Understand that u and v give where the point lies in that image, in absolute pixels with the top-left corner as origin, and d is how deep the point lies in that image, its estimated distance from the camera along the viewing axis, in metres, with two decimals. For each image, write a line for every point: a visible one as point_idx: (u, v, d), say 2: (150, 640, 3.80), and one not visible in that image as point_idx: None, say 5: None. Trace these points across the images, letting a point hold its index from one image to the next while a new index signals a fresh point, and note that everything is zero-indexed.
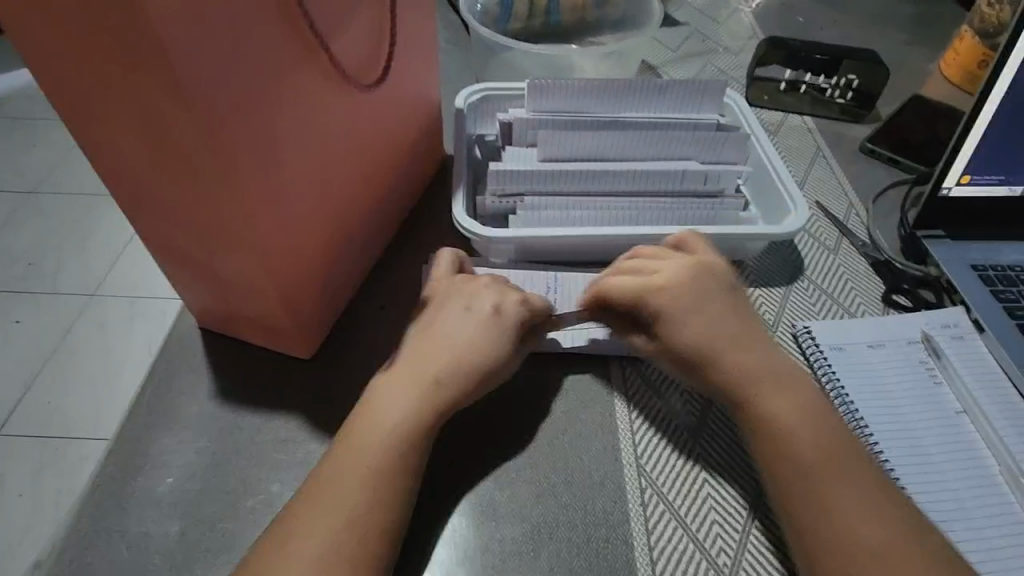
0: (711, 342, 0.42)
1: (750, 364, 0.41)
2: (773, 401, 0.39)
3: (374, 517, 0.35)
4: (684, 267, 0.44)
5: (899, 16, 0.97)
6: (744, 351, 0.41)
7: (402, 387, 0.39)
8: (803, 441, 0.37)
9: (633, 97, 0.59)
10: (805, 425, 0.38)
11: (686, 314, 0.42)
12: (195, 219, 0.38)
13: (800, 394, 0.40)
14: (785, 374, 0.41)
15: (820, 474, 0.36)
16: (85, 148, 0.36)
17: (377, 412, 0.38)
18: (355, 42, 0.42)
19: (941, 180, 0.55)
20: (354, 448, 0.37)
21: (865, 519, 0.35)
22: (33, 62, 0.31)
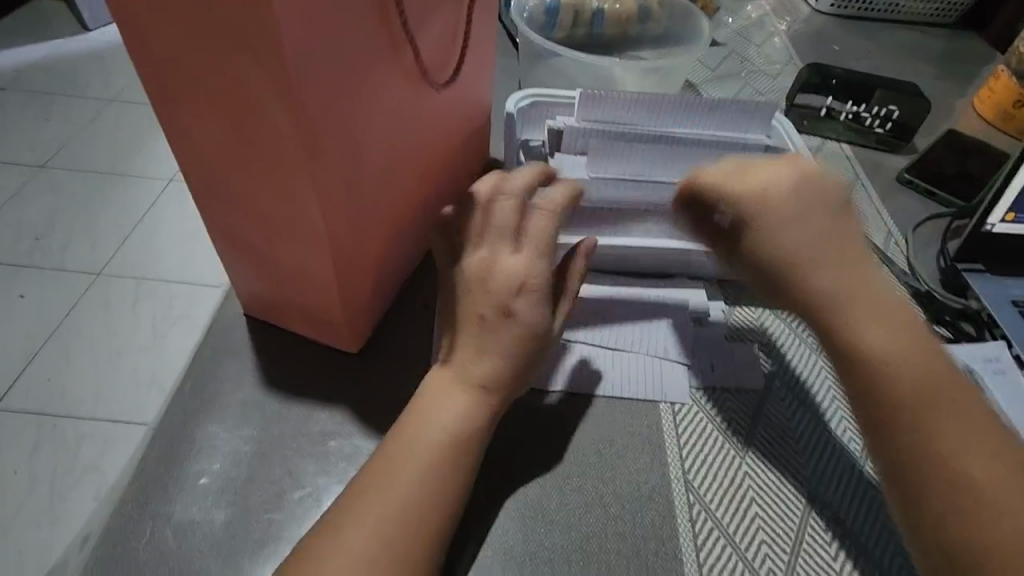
0: (804, 246, 0.37)
1: (853, 290, 0.36)
2: (867, 323, 0.35)
3: (415, 520, 0.34)
4: (780, 178, 0.39)
5: (931, 51, 0.98)
6: (830, 266, 0.37)
7: (443, 394, 0.39)
8: (909, 381, 0.33)
9: (684, 113, 0.59)
10: (908, 360, 0.34)
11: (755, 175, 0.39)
12: (266, 205, 0.38)
13: (885, 332, 0.35)
14: (879, 295, 0.36)
15: (963, 433, 0.32)
16: (165, 124, 0.36)
17: (433, 414, 0.38)
18: (433, 41, 0.43)
19: (985, 215, 0.56)
20: (403, 449, 0.37)
21: (982, 454, 0.31)
22: (134, 34, 0.31)
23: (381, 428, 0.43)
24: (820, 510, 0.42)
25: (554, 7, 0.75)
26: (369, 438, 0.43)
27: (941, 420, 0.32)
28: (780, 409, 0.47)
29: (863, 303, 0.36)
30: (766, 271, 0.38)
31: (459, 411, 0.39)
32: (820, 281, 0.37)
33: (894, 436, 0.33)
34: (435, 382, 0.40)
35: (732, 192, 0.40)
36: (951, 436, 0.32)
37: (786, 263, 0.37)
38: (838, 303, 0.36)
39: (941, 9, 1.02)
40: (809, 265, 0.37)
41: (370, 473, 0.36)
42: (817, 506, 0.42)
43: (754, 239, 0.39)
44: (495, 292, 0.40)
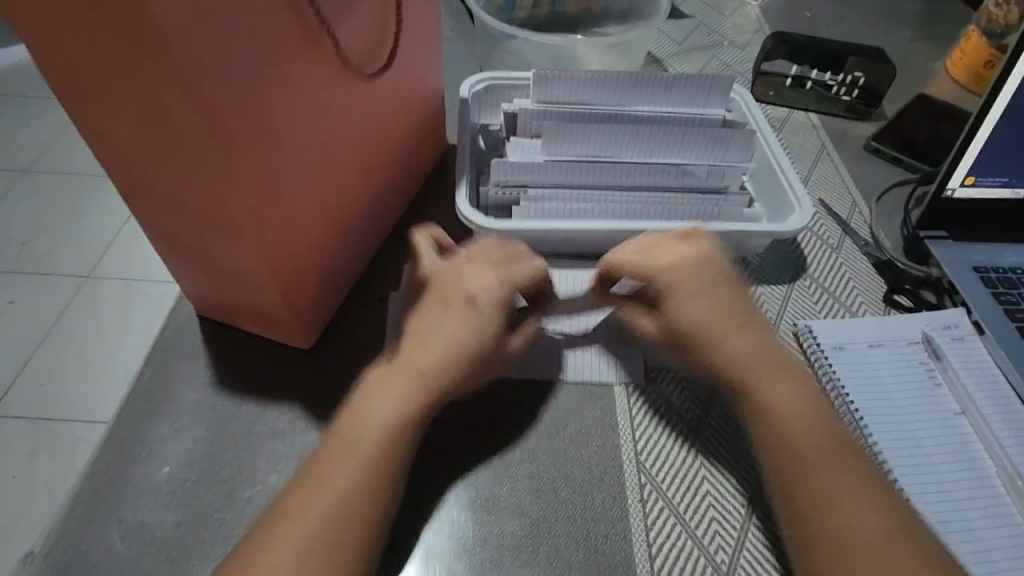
0: (710, 325, 0.42)
1: (706, 329, 0.42)
2: (736, 345, 0.42)
3: (349, 519, 0.35)
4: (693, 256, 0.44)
5: (906, 12, 0.96)
6: (745, 337, 0.42)
7: (389, 387, 0.39)
8: (811, 433, 0.38)
9: (638, 91, 0.58)
10: (807, 420, 0.39)
11: (693, 290, 0.43)
12: (195, 206, 0.37)
13: (787, 400, 0.40)
14: (773, 358, 0.42)
15: (815, 462, 0.37)
16: (82, 131, 0.35)
17: (369, 405, 0.38)
18: (358, 30, 0.42)
19: (946, 180, 0.55)
20: (349, 444, 0.37)
21: (863, 509, 0.35)
22: (32, 42, 0.30)
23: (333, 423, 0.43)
24: None
25: None
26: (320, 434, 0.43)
27: (832, 476, 0.37)
28: None
29: (754, 356, 0.42)
30: (676, 337, 0.43)
31: (402, 402, 0.38)
32: (726, 346, 0.42)
33: (794, 479, 0.37)
34: (377, 376, 0.40)
35: (656, 266, 0.44)
36: (840, 494, 0.36)
37: (695, 333, 0.42)
38: (706, 331, 0.42)
39: None
40: (726, 340, 0.42)
41: (316, 468, 0.36)
42: None
43: (667, 315, 0.43)
44: (453, 299, 0.42)
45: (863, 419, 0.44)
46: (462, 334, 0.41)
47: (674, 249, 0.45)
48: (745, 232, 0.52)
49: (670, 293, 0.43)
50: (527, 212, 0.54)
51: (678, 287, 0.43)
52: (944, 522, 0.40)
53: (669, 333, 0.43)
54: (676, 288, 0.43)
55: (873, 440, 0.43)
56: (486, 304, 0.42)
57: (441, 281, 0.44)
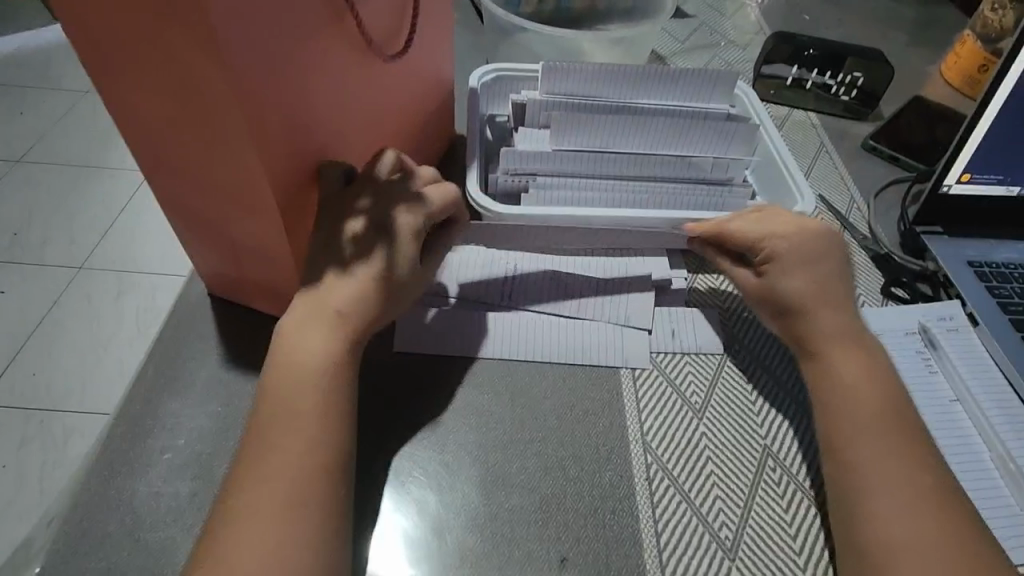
0: (811, 300, 0.45)
1: (801, 300, 0.45)
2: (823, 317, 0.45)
3: (315, 460, 0.36)
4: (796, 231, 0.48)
5: (902, 18, 0.98)
6: (829, 310, 0.45)
7: (307, 326, 0.40)
8: (863, 401, 0.41)
9: (646, 84, 0.59)
10: (863, 391, 0.42)
11: (797, 267, 0.46)
12: (217, 181, 0.38)
13: (872, 381, 0.42)
14: (851, 333, 0.45)
15: (869, 426, 0.40)
16: (109, 101, 0.36)
17: (293, 345, 0.39)
18: (378, 12, 0.42)
19: (942, 177, 0.57)
20: (286, 391, 0.38)
21: (895, 462, 0.39)
22: (66, 8, 0.31)
23: None
24: (773, 466, 0.43)
25: None
26: None
27: (873, 442, 0.39)
28: (739, 370, 0.48)
29: (839, 333, 0.44)
30: (769, 298, 0.47)
31: (328, 340, 0.39)
32: (816, 321, 0.45)
33: (840, 440, 0.40)
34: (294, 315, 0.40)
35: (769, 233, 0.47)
36: (882, 469, 0.38)
37: (794, 303, 0.45)
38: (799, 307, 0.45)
39: None
40: (816, 313, 0.45)
41: (267, 422, 0.37)
42: (771, 462, 0.43)
43: (768, 276, 0.47)
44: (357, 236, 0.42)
45: None
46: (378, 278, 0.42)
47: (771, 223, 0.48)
48: None
49: (778, 258, 0.47)
50: (536, 199, 0.55)
51: (780, 249, 0.47)
52: None
53: (765, 293, 0.47)
54: (782, 254, 0.47)
55: None
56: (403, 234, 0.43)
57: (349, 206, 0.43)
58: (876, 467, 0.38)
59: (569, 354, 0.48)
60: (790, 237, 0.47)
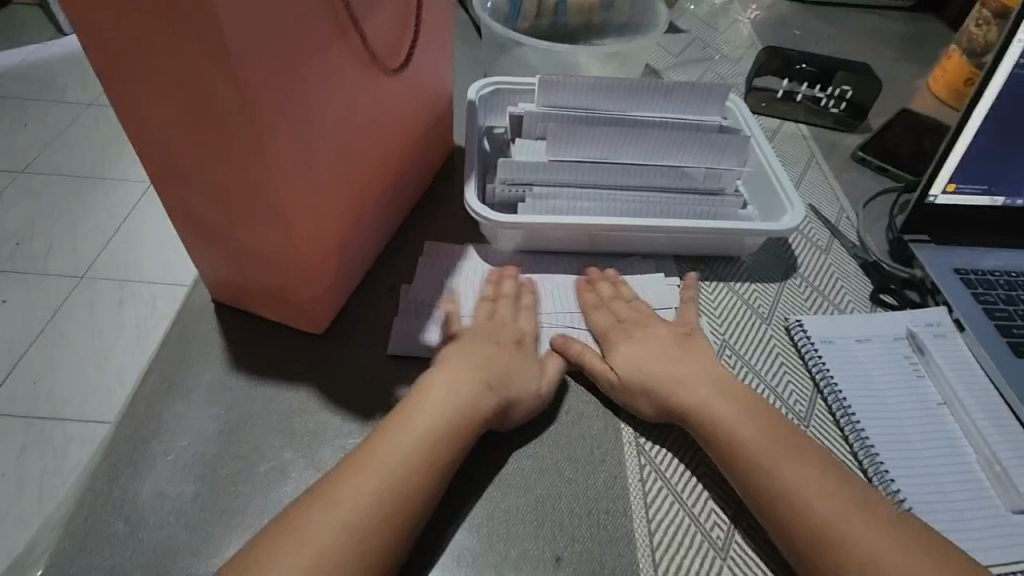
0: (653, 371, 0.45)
1: (669, 369, 0.45)
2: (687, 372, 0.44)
3: (388, 507, 0.36)
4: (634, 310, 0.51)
5: (890, 33, 1.00)
6: (688, 365, 0.45)
7: (454, 385, 0.41)
8: (751, 438, 0.41)
9: (639, 97, 0.60)
10: (750, 425, 0.41)
11: (636, 339, 0.47)
12: (224, 190, 0.39)
13: (731, 407, 0.42)
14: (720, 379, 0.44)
15: (780, 463, 0.39)
16: (120, 111, 0.37)
17: (424, 402, 0.40)
18: (382, 27, 0.44)
19: (929, 187, 0.58)
20: (392, 436, 0.39)
21: (820, 494, 0.38)
22: (84, 23, 0.32)
23: (346, 404, 0.45)
24: None
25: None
26: (334, 414, 0.44)
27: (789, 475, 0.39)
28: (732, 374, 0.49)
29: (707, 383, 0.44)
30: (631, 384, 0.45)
31: (451, 396, 0.41)
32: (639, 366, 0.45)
33: (762, 481, 0.39)
34: (440, 376, 0.42)
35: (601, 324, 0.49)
36: (797, 480, 0.38)
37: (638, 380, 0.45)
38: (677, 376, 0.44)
39: None
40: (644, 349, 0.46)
41: (359, 453, 0.38)
42: None
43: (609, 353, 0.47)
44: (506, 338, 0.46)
45: (851, 408, 0.47)
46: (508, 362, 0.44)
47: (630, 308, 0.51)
48: (740, 230, 0.55)
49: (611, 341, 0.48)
50: (532, 208, 0.56)
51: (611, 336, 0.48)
52: (928, 503, 0.42)
53: (621, 380, 0.45)
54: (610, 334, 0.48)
55: (858, 423, 0.46)
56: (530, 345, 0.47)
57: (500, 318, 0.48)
58: (800, 495, 0.38)
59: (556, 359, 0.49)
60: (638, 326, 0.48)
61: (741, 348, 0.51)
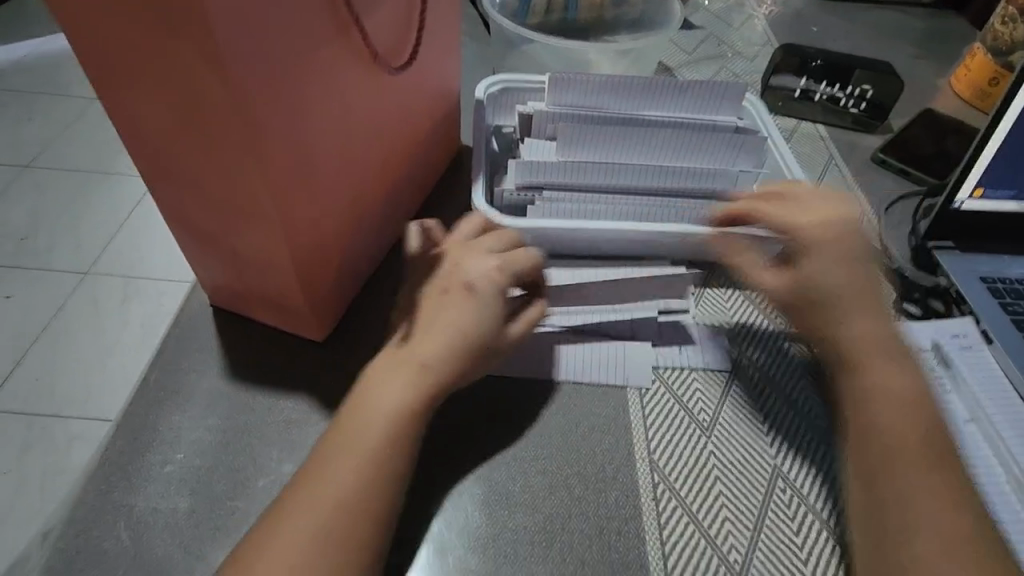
0: (841, 289, 0.45)
1: (852, 305, 0.45)
2: (858, 324, 0.44)
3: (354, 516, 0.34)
4: (821, 221, 0.48)
5: (910, 30, 0.98)
6: (865, 315, 0.44)
7: (391, 371, 0.39)
8: (904, 418, 0.40)
9: (652, 96, 0.58)
10: (908, 406, 0.40)
11: (834, 258, 0.46)
12: (223, 195, 0.38)
13: (899, 376, 0.42)
14: (885, 346, 0.43)
15: (904, 450, 0.38)
16: (113, 114, 0.35)
17: (374, 394, 0.38)
18: (384, 24, 0.42)
19: (954, 192, 0.56)
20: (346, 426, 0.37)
21: (932, 486, 0.37)
22: (71, 24, 0.31)
23: None
24: (784, 487, 0.42)
25: None
26: None
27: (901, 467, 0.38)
28: (746, 387, 0.47)
29: (869, 340, 0.43)
30: (804, 291, 0.46)
31: (403, 389, 0.38)
32: (830, 272, 0.46)
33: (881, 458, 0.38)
34: (383, 368, 0.40)
35: (798, 220, 0.48)
36: (913, 476, 0.37)
37: (859, 350, 0.43)
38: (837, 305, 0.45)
39: None
40: (846, 296, 0.45)
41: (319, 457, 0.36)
42: (780, 483, 0.42)
43: (803, 268, 0.47)
44: (453, 288, 0.42)
45: None
46: (459, 323, 0.41)
47: (814, 200, 0.50)
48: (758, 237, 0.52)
49: (809, 246, 0.47)
50: (543, 212, 0.54)
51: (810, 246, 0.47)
52: None
53: (795, 284, 0.47)
54: (810, 244, 0.47)
55: None
56: (483, 291, 0.42)
57: (440, 274, 0.44)
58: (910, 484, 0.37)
59: (581, 371, 0.47)
60: (826, 240, 0.47)
61: (757, 357, 0.49)
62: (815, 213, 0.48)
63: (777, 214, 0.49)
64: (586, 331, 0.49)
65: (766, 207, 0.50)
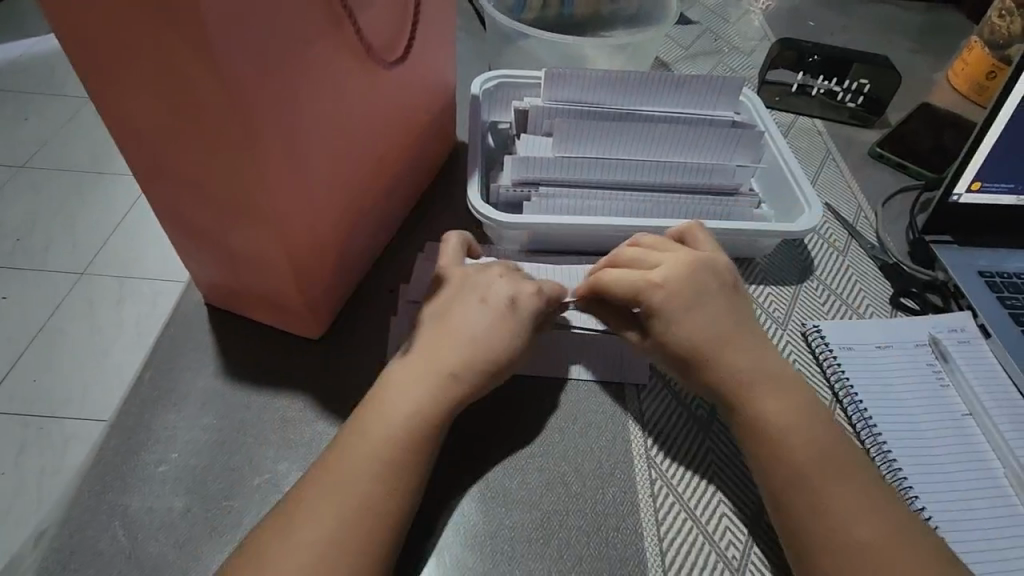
0: (710, 342, 0.41)
1: (739, 358, 0.41)
2: (733, 357, 0.41)
3: (369, 523, 0.34)
4: (678, 265, 0.43)
5: (906, 24, 0.97)
6: (743, 349, 0.42)
7: (411, 376, 0.39)
8: (799, 447, 0.38)
9: (648, 92, 0.57)
10: (798, 433, 0.38)
11: (687, 316, 0.41)
12: (215, 192, 0.37)
13: (786, 408, 0.39)
14: (776, 372, 0.41)
15: (814, 479, 0.37)
16: (103, 109, 0.35)
17: (389, 401, 0.38)
18: (379, 19, 0.42)
19: (952, 185, 0.56)
20: (360, 430, 0.37)
21: (861, 516, 0.35)
22: (59, 18, 0.30)
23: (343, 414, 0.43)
24: None
25: None
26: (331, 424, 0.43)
27: (836, 488, 0.36)
28: None
29: (754, 365, 0.41)
30: (677, 357, 0.42)
31: (422, 398, 0.38)
32: (676, 325, 0.42)
33: (782, 489, 0.37)
34: (401, 374, 0.39)
35: (653, 276, 0.42)
36: (842, 508, 0.36)
37: (692, 353, 0.41)
38: (707, 348, 0.41)
39: None
40: (681, 318, 0.42)
41: (335, 459, 0.36)
42: None
43: (658, 331, 0.42)
44: (491, 302, 0.42)
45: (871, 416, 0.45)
46: (482, 333, 0.41)
47: (675, 250, 0.45)
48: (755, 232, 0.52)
49: (662, 311, 0.42)
50: (539, 208, 0.54)
51: (675, 314, 0.41)
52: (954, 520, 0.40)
53: (661, 349, 0.42)
54: (660, 305, 0.42)
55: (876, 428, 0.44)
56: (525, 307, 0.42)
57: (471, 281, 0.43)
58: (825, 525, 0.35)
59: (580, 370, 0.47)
60: (668, 287, 0.42)
61: None
62: (673, 264, 0.43)
63: (630, 274, 0.43)
64: (586, 333, 0.48)
65: (621, 271, 0.43)
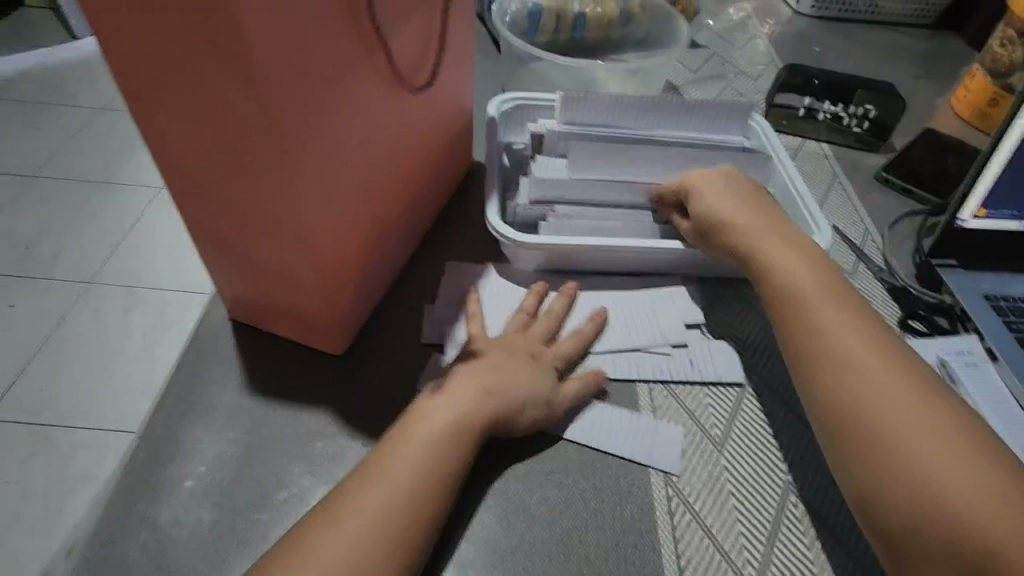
0: (732, 216, 0.50)
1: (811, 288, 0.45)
2: (812, 290, 0.45)
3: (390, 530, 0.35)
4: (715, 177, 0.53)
5: (909, 50, 1.00)
6: (811, 278, 0.45)
7: (458, 392, 0.41)
8: (870, 377, 0.39)
9: (661, 116, 0.59)
10: (865, 364, 0.40)
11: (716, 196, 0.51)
12: (247, 209, 0.38)
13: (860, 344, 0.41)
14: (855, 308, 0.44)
15: (870, 405, 0.38)
16: (144, 130, 0.36)
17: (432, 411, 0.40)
18: (408, 46, 0.43)
19: (958, 209, 0.57)
20: (398, 441, 0.38)
21: (916, 446, 0.36)
22: (109, 43, 0.32)
23: (366, 429, 0.44)
24: (795, 502, 0.43)
25: (536, 11, 0.75)
26: (354, 440, 0.43)
27: (879, 420, 0.37)
28: (757, 402, 0.48)
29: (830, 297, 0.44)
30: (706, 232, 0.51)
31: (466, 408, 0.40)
32: (743, 230, 0.49)
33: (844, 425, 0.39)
34: (449, 390, 0.41)
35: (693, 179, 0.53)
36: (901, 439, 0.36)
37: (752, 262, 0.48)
38: (790, 277, 0.46)
39: (918, 10, 1.03)
40: (747, 235, 0.49)
41: (369, 468, 0.37)
42: (791, 499, 0.43)
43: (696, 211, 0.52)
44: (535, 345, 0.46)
45: None
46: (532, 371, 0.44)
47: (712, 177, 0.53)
48: None
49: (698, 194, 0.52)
50: (556, 228, 0.55)
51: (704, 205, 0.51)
52: None
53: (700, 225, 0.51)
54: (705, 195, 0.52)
55: None
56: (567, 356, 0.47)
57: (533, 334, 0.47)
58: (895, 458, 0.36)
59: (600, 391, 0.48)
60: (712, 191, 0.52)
61: (766, 372, 0.50)
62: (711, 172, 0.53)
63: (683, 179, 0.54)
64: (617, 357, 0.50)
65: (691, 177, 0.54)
